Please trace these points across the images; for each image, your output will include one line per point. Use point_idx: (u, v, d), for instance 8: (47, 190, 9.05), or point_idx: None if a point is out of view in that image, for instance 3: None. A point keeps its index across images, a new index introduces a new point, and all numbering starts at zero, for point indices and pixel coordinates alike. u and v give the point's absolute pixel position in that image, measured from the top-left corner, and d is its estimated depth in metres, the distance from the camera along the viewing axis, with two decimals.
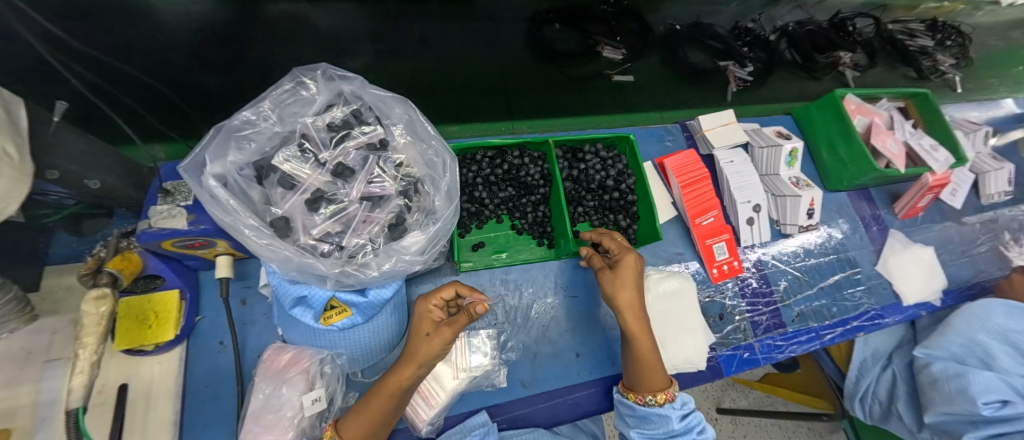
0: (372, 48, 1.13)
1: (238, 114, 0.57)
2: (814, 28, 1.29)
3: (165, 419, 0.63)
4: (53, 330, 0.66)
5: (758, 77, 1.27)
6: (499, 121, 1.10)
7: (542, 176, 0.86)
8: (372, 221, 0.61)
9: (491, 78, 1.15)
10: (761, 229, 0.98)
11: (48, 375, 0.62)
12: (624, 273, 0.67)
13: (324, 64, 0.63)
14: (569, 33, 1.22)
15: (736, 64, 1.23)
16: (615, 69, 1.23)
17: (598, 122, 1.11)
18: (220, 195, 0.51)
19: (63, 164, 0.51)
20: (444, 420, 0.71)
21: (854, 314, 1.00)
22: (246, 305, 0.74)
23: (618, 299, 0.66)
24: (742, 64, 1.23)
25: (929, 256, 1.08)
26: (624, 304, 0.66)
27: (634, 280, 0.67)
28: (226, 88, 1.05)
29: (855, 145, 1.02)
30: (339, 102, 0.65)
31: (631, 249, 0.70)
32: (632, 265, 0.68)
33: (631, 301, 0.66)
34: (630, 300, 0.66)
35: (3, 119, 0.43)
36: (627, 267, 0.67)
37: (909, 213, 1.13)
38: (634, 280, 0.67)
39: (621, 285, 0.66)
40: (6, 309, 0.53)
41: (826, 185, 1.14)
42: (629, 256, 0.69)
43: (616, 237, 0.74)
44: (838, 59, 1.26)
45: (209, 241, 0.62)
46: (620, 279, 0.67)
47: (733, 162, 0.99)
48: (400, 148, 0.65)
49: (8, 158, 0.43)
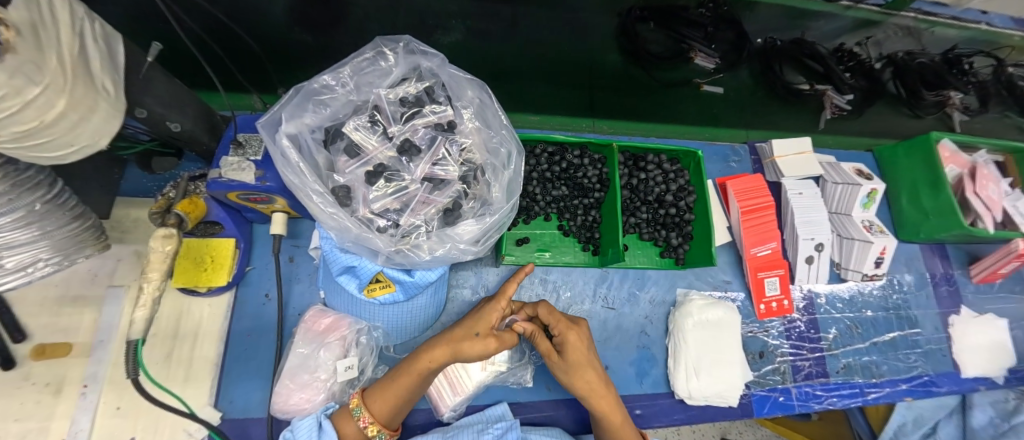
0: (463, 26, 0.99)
1: (318, 78, 0.57)
2: (926, 60, 1.15)
3: (208, 359, 0.67)
4: (118, 257, 0.71)
5: (855, 107, 1.18)
6: (577, 117, 1.06)
7: (599, 179, 0.82)
8: (430, 203, 0.61)
9: (587, 74, 1.09)
10: (819, 270, 0.92)
11: (110, 299, 0.68)
12: (574, 354, 0.64)
13: (408, 37, 0.61)
14: (660, 35, 1.10)
15: (835, 90, 1.13)
16: (704, 77, 1.15)
17: (676, 131, 1.08)
18: (291, 156, 0.51)
19: (151, 105, 0.53)
20: (467, 408, 0.71)
21: (904, 376, 0.93)
22: (293, 262, 0.76)
23: (581, 379, 0.63)
24: (843, 90, 1.12)
25: (997, 329, 0.99)
26: (583, 385, 0.63)
27: (588, 356, 0.65)
28: (284, 55, 0.93)
29: (943, 196, 0.93)
30: (414, 76, 0.63)
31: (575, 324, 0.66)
32: (577, 343, 0.64)
33: (593, 378, 0.63)
34: (587, 378, 0.63)
35: (104, 56, 0.43)
36: (575, 347, 0.64)
37: (986, 279, 1.03)
38: (586, 359, 0.64)
39: (577, 366, 0.63)
40: (84, 234, 0.55)
41: (897, 233, 1.06)
42: (573, 335, 0.64)
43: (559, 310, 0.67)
44: (948, 100, 1.14)
45: (269, 197, 0.63)
46: (576, 361, 0.63)
47: (802, 194, 0.93)
48: (467, 132, 0.64)
49: (104, 93, 0.43)
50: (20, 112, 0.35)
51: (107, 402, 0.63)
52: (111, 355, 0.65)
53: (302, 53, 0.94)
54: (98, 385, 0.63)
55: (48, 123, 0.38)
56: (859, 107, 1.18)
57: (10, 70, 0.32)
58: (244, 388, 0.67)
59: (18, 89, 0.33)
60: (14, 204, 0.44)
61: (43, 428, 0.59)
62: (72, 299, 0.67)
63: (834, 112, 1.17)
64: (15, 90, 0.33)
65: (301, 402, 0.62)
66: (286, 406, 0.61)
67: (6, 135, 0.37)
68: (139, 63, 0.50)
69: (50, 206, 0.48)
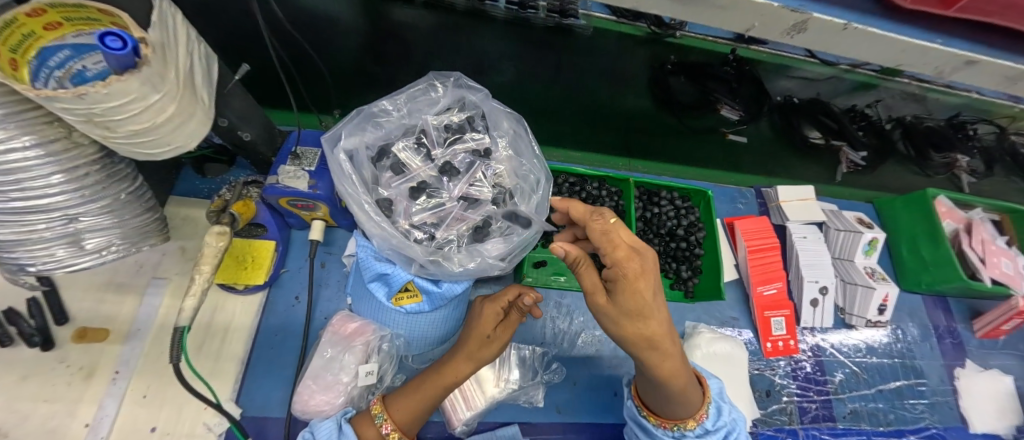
0: (517, 68, 1.05)
1: (377, 103, 0.65)
2: (934, 124, 1.24)
3: (235, 355, 0.69)
4: (164, 251, 0.76)
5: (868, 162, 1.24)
6: (613, 157, 1.24)
7: (615, 210, 0.87)
8: (463, 220, 0.66)
9: (618, 121, 1.20)
10: (824, 313, 0.95)
11: (151, 290, 0.72)
12: (639, 296, 0.48)
13: (457, 73, 0.70)
14: (690, 87, 1.12)
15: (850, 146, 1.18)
16: (729, 127, 1.21)
17: (708, 176, 1.26)
18: (347, 168, 0.58)
19: (229, 116, 0.60)
20: (478, 424, 0.73)
21: (912, 427, 0.93)
22: (325, 268, 0.80)
23: (640, 329, 0.49)
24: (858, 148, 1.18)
25: (1004, 385, 1.00)
26: (645, 333, 0.49)
27: (653, 295, 0.49)
28: (347, 83, 1.03)
29: (943, 249, 0.98)
30: (457, 106, 0.71)
31: (638, 252, 0.50)
32: (646, 277, 0.48)
33: (658, 326, 0.50)
34: (652, 327, 0.49)
35: (204, 73, 0.51)
36: (640, 286, 0.48)
37: (990, 334, 1.05)
38: (651, 298, 0.49)
39: (637, 310, 0.48)
40: (150, 227, 0.61)
41: (899, 282, 1.09)
42: (635, 267, 0.48)
43: (617, 230, 0.51)
44: (954, 162, 1.23)
45: (314, 204, 0.68)
46: (635, 303, 0.48)
47: (806, 238, 0.97)
48: (501, 159, 0.70)
49: (201, 104, 0.50)
50: (137, 114, 0.41)
51: (134, 390, 0.65)
52: (143, 344, 0.68)
53: (369, 80, 1.04)
54: (129, 372, 0.66)
55: (156, 125, 0.45)
56: (873, 162, 1.25)
57: (143, 79, 0.38)
58: (264, 387, 0.69)
59: (142, 95, 0.39)
60: (106, 192, 0.50)
61: (71, 410, 0.62)
62: (117, 287, 0.72)
63: (848, 167, 1.25)
64: (140, 96, 0.39)
65: (321, 404, 0.63)
66: (306, 407, 0.63)
67: (121, 132, 0.43)
68: (227, 80, 0.57)
69: (130, 198, 0.54)
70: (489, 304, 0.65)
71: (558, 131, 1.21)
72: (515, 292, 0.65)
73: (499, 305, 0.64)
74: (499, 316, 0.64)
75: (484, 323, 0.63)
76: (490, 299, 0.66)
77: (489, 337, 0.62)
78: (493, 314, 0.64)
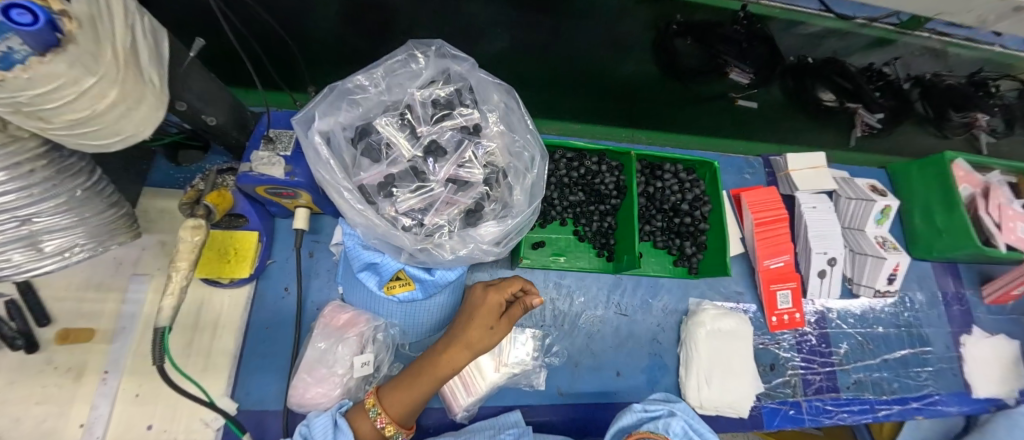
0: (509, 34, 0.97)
1: (352, 78, 0.60)
2: (954, 82, 1.16)
3: (225, 350, 0.67)
4: (142, 246, 0.72)
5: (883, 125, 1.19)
6: (618, 128, 1.19)
7: (616, 186, 0.82)
8: (453, 203, 0.62)
9: (622, 92, 1.14)
10: (832, 284, 0.92)
11: (133, 287, 0.69)
12: None
13: (440, 41, 0.63)
14: (699, 50, 1.03)
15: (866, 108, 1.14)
16: (740, 92, 1.15)
17: (717, 146, 1.21)
18: (322, 152, 0.53)
19: (190, 99, 0.54)
20: (479, 409, 0.72)
21: (914, 394, 0.93)
22: (313, 257, 0.77)
23: None
24: (874, 109, 1.13)
25: (1009, 350, 0.99)
26: None
27: None
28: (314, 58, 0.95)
29: (958, 216, 0.93)
30: (442, 78, 0.65)
31: None
32: None
33: None
34: None
35: (151, 49, 0.45)
36: None
37: (998, 300, 1.03)
38: None
39: None
40: (118, 222, 0.57)
41: (909, 250, 1.06)
42: None
43: None
44: (974, 121, 1.17)
45: (295, 192, 0.64)
46: None
47: (815, 208, 0.93)
48: (491, 136, 0.65)
49: (151, 86, 0.45)
50: (72, 101, 0.36)
51: (126, 389, 0.64)
52: (130, 343, 0.66)
53: (338, 55, 0.96)
54: (118, 371, 0.64)
55: (98, 113, 0.40)
56: (889, 125, 1.20)
57: (70, 60, 0.33)
58: (259, 381, 0.68)
59: (73, 78, 0.34)
60: (59, 189, 0.45)
61: (62, 412, 0.60)
62: (97, 286, 0.69)
63: (864, 130, 1.20)
64: (70, 80, 0.34)
65: (317, 396, 0.62)
66: (302, 400, 0.62)
67: (58, 122, 0.38)
68: (182, 57, 0.51)
69: (88, 193, 0.49)
70: (493, 293, 0.64)
71: (556, 103, 1.15)
72: (518, 285, 0.65)
73: (503, 295, 0.63)
74: (502, 305, 0.63)
75: (487, 313, 0.62)
76: (493, 288, 0.65)
77: (492, 327, 0.61)
78: (496, 303, 0.63)
